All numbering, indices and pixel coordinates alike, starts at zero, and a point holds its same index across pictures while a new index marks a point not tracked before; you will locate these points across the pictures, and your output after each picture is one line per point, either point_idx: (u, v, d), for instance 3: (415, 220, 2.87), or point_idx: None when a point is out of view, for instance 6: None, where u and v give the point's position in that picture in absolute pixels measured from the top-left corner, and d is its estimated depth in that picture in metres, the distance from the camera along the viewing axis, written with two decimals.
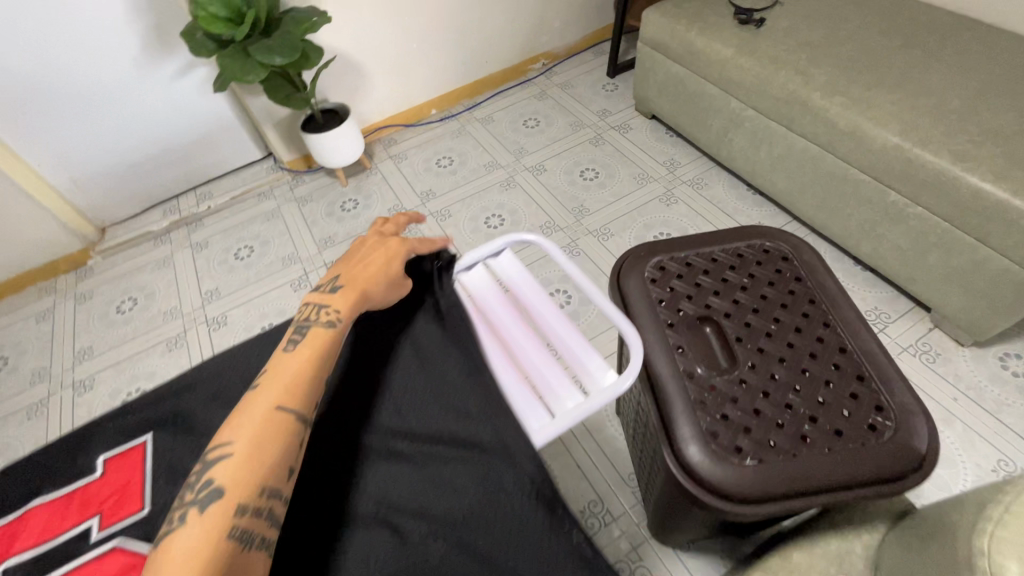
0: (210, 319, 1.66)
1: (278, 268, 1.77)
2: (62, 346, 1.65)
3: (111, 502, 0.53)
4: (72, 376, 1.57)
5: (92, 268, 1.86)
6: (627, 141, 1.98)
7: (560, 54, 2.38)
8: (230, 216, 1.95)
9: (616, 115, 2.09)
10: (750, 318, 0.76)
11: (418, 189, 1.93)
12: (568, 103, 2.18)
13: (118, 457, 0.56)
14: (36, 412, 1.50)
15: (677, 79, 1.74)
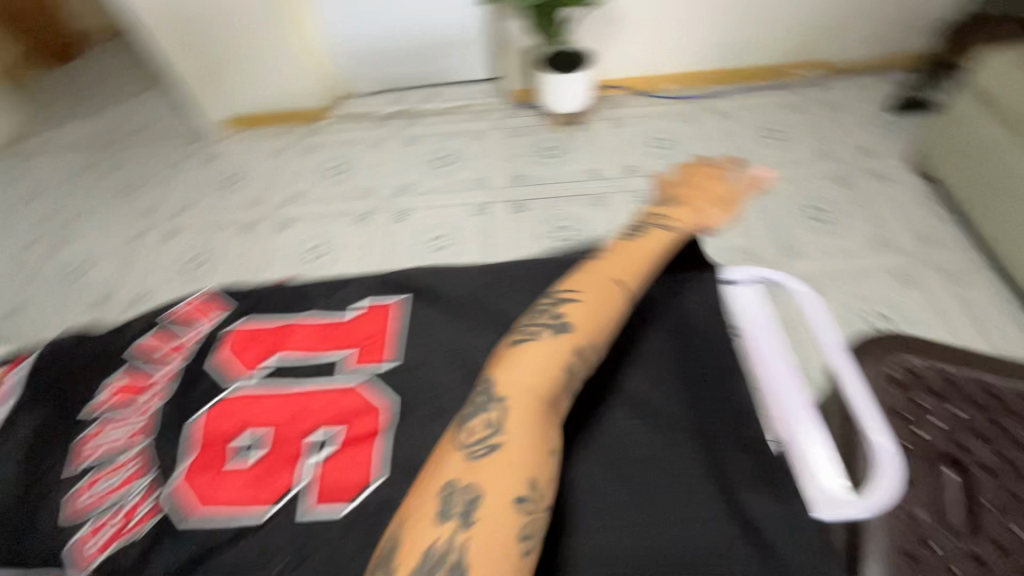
0: (395, 210, 1.78)
1: (462, 188, 1.82)
2: (282, 184, 1.90)
3: (365, 354, 0.72)
4: (280, 212, 1.81)
5: (324, 127, 2.09)
6: (878, 197, 1.65)
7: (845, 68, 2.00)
8: (444, 124, 2.05)
9: (883, 162, 1.73)
10: (1016, 488, 0.59)
11: (623, 163, 1.83)
12: (831, 123, 1.85)
13: (378, 307, 0.77)
14: (248, 230, 1.77)
15: (990, 146, 1.38)
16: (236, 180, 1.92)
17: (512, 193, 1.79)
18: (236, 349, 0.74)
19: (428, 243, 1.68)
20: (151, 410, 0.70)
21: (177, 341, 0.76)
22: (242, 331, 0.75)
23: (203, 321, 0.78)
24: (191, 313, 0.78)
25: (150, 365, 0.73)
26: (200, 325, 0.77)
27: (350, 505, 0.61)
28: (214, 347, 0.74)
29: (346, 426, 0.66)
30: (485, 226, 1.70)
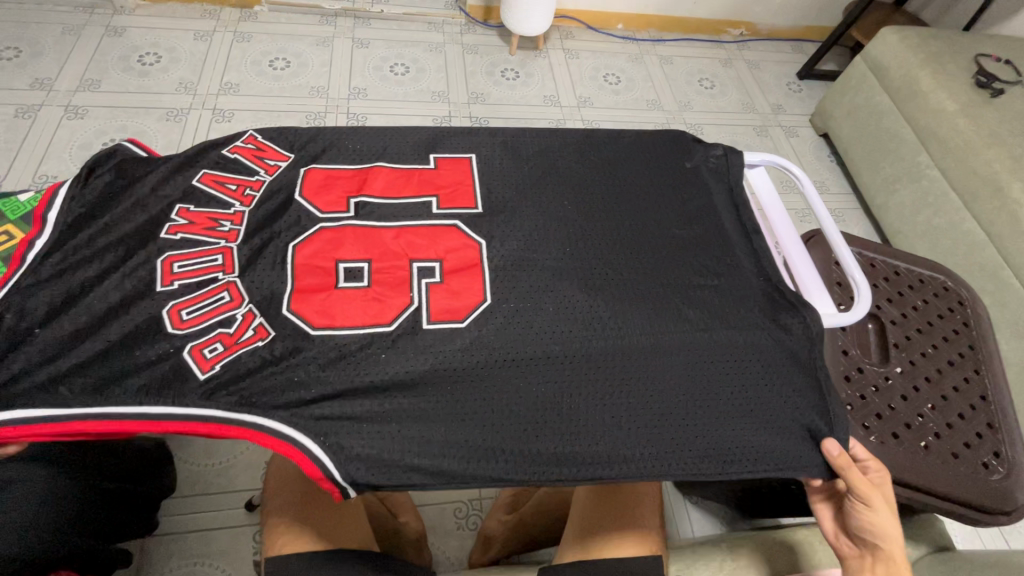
0: (217, 110, 1.51)
1: (301, 94, 1.58)
2: (74, 65, 1.52)
3: (446, 192, 0.67)
4: (69, 99, 1.46)
5: (133, 9, 1.68)
6: (706, 123, 1.78)
7: (761, 31, 2.09)
8: (285, 24, 1.75)
9: (713, 100, 1.86)
10: (912, 334, 0.76)
11: (470, 87, 1.70)
12: (665, 72, 1.90)
13: (450, 161, 0.70)
14: (27, 115, 1.41)
15: (746, 110, 1.85)
16: (10, 55, 1.51)
17: (351, 105, 1.59)
18: (309, 191, 0.65)
19: None
20: (229, 248, 0.60)
21: (229, 181, 0.65)
22: (318, 172, 0.66)
23: (265, 169, 0.67)
24: (252, 155, 0.67)
25: (227, 204, 0.63)
26: (264, 172, 0.66)
27: (468, 320, 0.58)
28: (296, 186, 0.64)
29: (443, 258, 0.62)
30: None
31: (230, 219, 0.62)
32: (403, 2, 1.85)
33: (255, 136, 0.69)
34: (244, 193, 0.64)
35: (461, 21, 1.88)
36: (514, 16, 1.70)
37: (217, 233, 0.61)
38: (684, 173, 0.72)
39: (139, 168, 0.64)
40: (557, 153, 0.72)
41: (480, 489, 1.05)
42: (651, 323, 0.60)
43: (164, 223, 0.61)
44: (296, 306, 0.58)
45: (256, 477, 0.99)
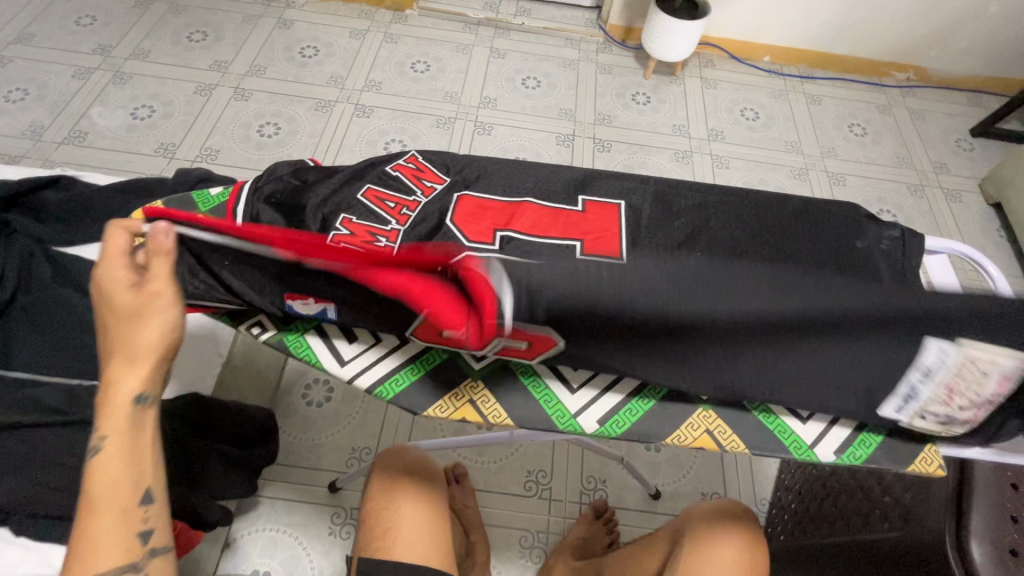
0: (360, 105, 1.61)
1: (436, 98, 1.65)
2: (248, 52, 1.70)
3: (596, 237, 0.62)
4: (239, 82, 1.63)
5: (303, 4, 1.85)
6: (851, 174, 1.62)
7: (932, 77, 1.86)
8: (431, 29, 1.83)
9: (863, 148, 1.68)
10: None
11: (598, 108, 1.68)
12: (811, 112, 1.76)
13: (598, 206, 0.66)
14: (204, 92, 1.59)
15: (902, 164, 1.66)
16: (199, 38, 1.71)
17: (480, 114, 1.62)
18: (459, 219, 0.63)
19: (381, 147, 1.53)
20: None
21: (388, 198, 0.65)
22: (470, 201, 0.65)
23: (422, 191, 0.67)
24: (411, 175, 0.68)
25: (384, 220, 0.62)
26: (421, 193, 0.67)
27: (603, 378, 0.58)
28: (448, 212, 0.63)
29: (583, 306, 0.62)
30: (446, 143, 1.55)
31: (386, 235, 0.61)
32: (543, 17, 1.87)
33: (416, 157, 0.72)
34: (400, 211, 0.64)
35: (599, 39, 1.86)
36: (656, 41, 1.66)
37: (371, 246, 0.58)
38: (856, 252, 0.63)
39: (314, 173, 0.66)
40: (711, 209, 0.66)
41: (550, 522, 1.02)
42: (801, 416, 0.57)
43: (329, 231, 0.60)
44: (423, 333, 0.56)
45: (344, 460, 1.04)
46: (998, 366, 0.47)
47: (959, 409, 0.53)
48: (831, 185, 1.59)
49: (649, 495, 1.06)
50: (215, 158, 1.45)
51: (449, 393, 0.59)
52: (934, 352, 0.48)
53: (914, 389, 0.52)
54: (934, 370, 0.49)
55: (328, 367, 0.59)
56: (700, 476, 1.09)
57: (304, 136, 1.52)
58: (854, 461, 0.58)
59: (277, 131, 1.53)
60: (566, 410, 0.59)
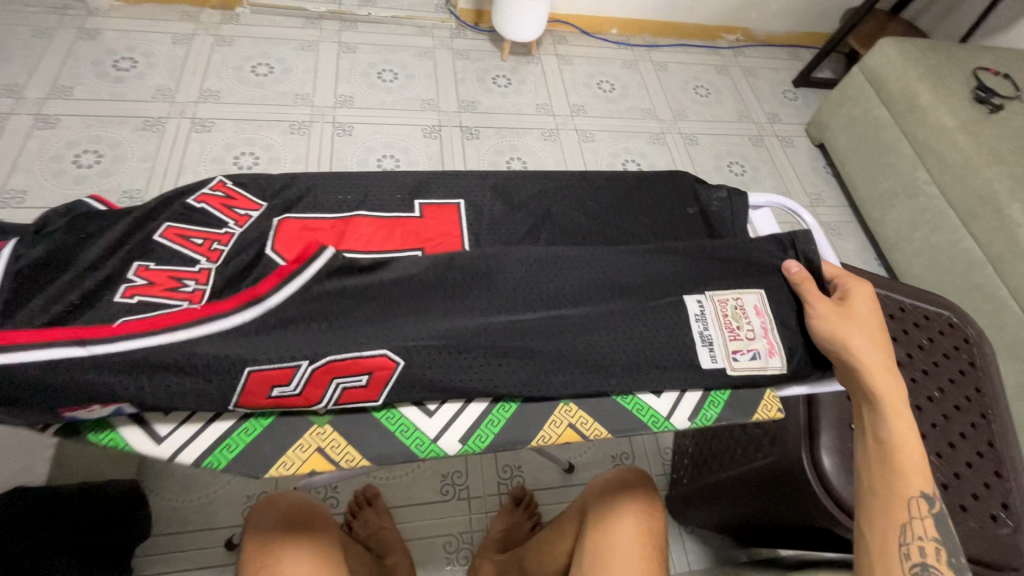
0: (197, 119, 1.45)
1: (285, 102, 1.53)
2: (44, 71, 1.45)
3: (436, 243, 0.62)
4: (39, 107, 1.39)
5: (107, 10, 1.61)
6: (702, 133, 1.75)
7: (756, 36, 2.06)
8: (268, 27, 1.68)
9: (709, 108, 1.83)
10: (918, 375, 0.74)
11: (461, 95, 1.66)
12: (660, 79, 1.87)
13: (435, 209, 0.65)
14: None
15: (742, 118, 1.82)
16: None
17: (338, 114, 1.53)
18: (283, 242, 0.59)
19: (230, 162, 1.39)
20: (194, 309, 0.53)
21: (193, 235, 0.59)
22: (292, 222, 0.61)
23: (235, 220, 0.61)
24: (219, 204, 0.62)
25: (191, 260, 0.56)
26: (233, 223, 0.61)
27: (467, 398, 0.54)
28: (265, 239, 0.59)
29: None
30: (304, 149, 1.44)
31: (195, 277, 0.55)
32: (391, 5, 1.80)
33: (223, 182, 0.64)
34: (211, 247, 0.58)
35: (452, 24, 1.82)
36: (507, 22, 1.66)
37: (181, 294, 0.54)
38: (682, 221, 0.68)
39: (95, 218, 0.57)
40: (553, 198, 0.68)
41: (471, 521, 1.02)
42: (654, 373, 0.57)
43: (121, 284, 0.54)
44: (245, 400, 0.49)
45: (237, 514, 0.95)
46: (734, 297, 0.62)
47: (759, 352, 0.60)
48: (686, 145, 1.71)
49: (563, 471, 1.09)
50: (22, 201, 1.23)
51: (290, 448, 0.51)
52: (693, 300, 0.60)
53: (708, 339, 0.59)
54: (705, 317, 0.60)
55: (141, 451, 0.49)
56: (606, 441, 1.13)
57: (134, 161, 1.34)
58: (709, 422, 0.57)
59: (98, 159, 1.33)
60: (423, 436, 0.53)
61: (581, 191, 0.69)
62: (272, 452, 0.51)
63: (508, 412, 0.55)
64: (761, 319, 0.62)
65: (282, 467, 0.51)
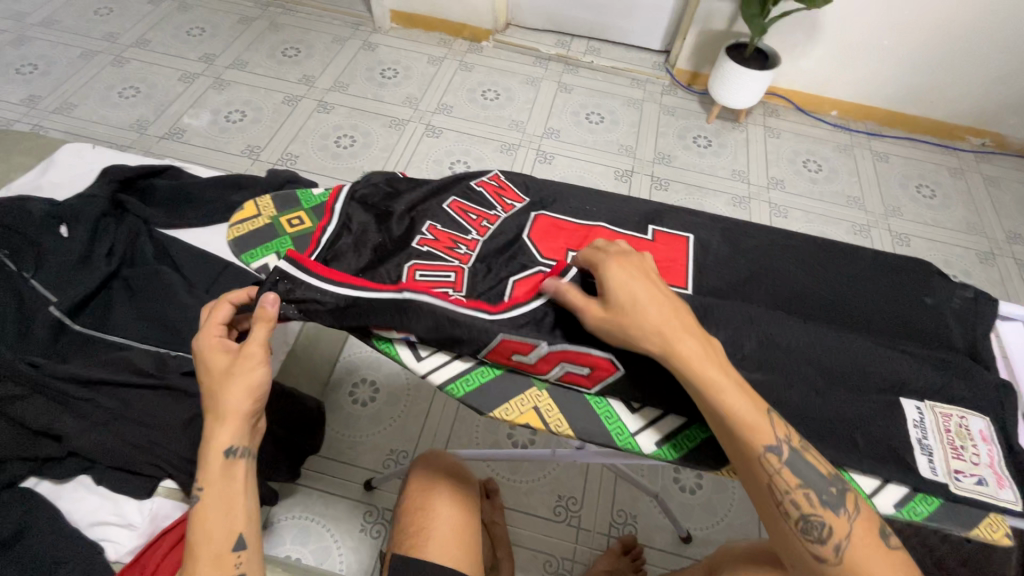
0: (430, 126, 1.70)
1: (502, 125, 1.72)
2: (334, 69, 1.83)
3: (661, 265, 0.66)
4: (323, 96, 1.75)
5: (388, 30, 1.98)
6: (916, 236, 1.58)
7: (1010, 145, 1.81)
8: (503, 60, 1.93)
9: (930, 211, 1.64)
10: None
11: (658, 147, 1.71)
12: (877, 170, 1.73)
13: (666, 237, 0.69)
14: (291, 103, 1.72)
15: (971, 229, 1.61)
16: (292, 53, 1.86)
17: (543, 144, 1.68)
18: (535, 235, 0.69)
19: (446, 166, 1.60)
20: (461, 268, 0.64)
21: (471, 211, 0.70)
22: (545, 220, 0.71)
23: (501, 206, 0.72)
24: (494, 191, 0.73)
25: (466, 230, 0.68)
26: (500, 209, 0.72)
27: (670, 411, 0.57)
28: (524, 229, 0.69)
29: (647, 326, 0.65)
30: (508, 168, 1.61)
31: (466, 244, 0.67)
32: (612, 57, 1.94)
33: (497, 175, 0.76)
34: (481, 225, 0.70)
35: (665, 81, 1.91)
36: (722, 87, 1.69)
37: (453, 253, 0.65)
38: (921, 312, 0.63)
39: (408, 183, 0.72)
40: (781, 253, 0.67)
41: (576, 551, 1.02)
42: (866, 454, 0.54)
43: (416, 234, 0.67)
44: (492, 354, 0.58)
45: (380, 461, 1.07)
46: (960, 416, 0.57)
47: (985, 479, 0.53)
48: (894, 244, 1.55)
49: (679, 538, 1.04)
50: (294, 163, 1.56)
51: (512, 398, 0.58)
52: (911, 405, 0.57)
53: (926, 447, 0.54)
54: (924, 425, 0.56)
55: (405, 360, 0.59)
56: (734, 525, 1.05)
57: (376, 150, 1.62)
58: (916, 518, 0.52)
59: (352, 143, 1.63)
60: (624, 427, 0.57)
61: (811, 252, 0.68)
62: (494, 395, 0.59)
63: (699, 437, 0.57)
64: (988, 448, 0.55)
65: (503, 410, 0.58)
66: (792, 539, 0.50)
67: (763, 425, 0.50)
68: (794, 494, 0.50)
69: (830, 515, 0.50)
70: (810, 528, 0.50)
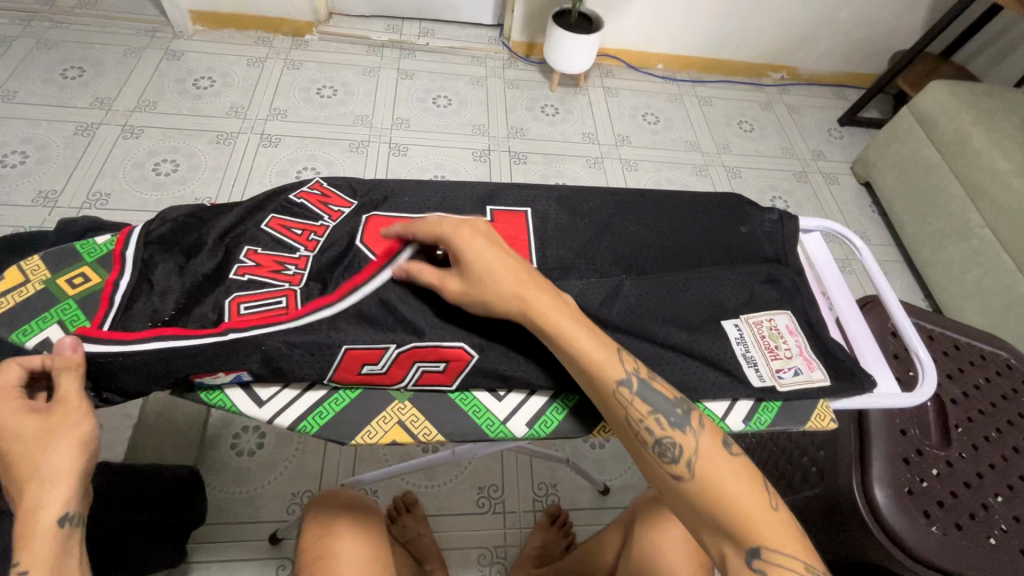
0: (265, 135, 1.55)
1: (346, 122, 1.62)
2: (134, 87, 1.58)
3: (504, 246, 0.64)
4: (127, 119, 1.51)
5: (192, 34, 1.75)
6: (745, 167, 1.77)
7: (803, 75, 2.08)
8: (334, 52, 1.80)
9: (752, 143, 1.85)
10: (974, 415, 0.72)
11: (509, 122, 1.73)
12: (704, 113, 1.90)
13: (505, 217, 0.67)
14: (86, 133, 1.46)
15: (786, 154, 1.84)
16: (75, 75, 1.58)
17: (394, 135, 1.61)
18: (367, 239, 0.64)
19: (293, 176, 1.47)
20: (292, 292, 0.58)
21: (294, 227, 0.64)
22: (376, 221, 0.66)
23: (329, 215, 0.67)
24: (316, 200, 0.67)
25: (291, 249, 0.63)
26: (328, 218, 0.66)
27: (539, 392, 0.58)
28: (353, 235, 0.64)
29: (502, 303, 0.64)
30: (361, 166, 1.52)
31: (296, 264, 0.61)
32: (447, 36, 1.90)
33: (320, 182, 0.69)
34: (309, 238, 0.64)
35: (504, 55, 1.91)
36: (556, 54, 1.73)
37: (283, 276, 0.60)
38: (740, 238, 0.69)
39: (211, 210, 0.64)
40: (614, 210, 0.69)
41: (506, 535, 1.03)
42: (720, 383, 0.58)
43: (233, 265, 0.60)
44: (338, 376, 0.54)
45: (283, 509, 0.98)
46: (767, 318, 0.62)
47: (800, 368, 0.59)
48: (729, 178, 1.73)
49: (598, 492, 1.09)
50: (106, 203, 1.34)
51: (373, 418, 0.56)
52: (730, 324, 0.61)
53: (751, 360, 0.59)
54: (744, 339, 0.60)
55: (245, 411, 0.54)
56: None
57: (207, 171, 1.44)
58: (761, 427, 0.57)
59: (175, 168, 1.43)
60: (493, 417, 0.57)
61: (639, 203, 0.71)
62: (354, 421, 0.56)
63: (566, 408, 0.58)
64: (795, 338, 0.62)
65: (364, 436, 0.55)
66: (651, 465, 0.51)
67: (611, 359, 0.52)
68: (646, 423, 0.52)
69: (678, 435, 0.51)
70: (664, 450, 0.51)
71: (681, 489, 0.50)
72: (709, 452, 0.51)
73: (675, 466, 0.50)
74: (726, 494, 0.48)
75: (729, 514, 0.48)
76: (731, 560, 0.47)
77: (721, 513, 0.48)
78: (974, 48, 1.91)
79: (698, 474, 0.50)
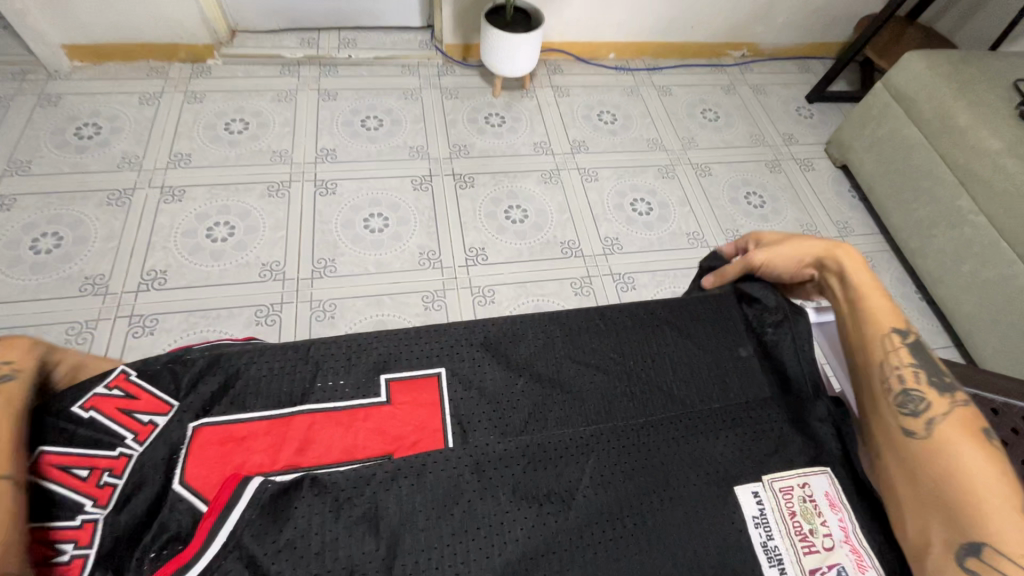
0: (167, 187, 1.33)
1: (262, 160, 1.41)
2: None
3: (410, 443, 0.57)
4: None
5: (70, 72, 1.50)
6: (714, 162, 1.62)
7: (764, 51, 1.94)
8: (242, 77, 1.57)
9: (719, 134, 1.70)
10: None
11: (452, 140, 1.53)
12: (665, 105, 1.74)
13: (407, 386, 0.60)
14: None
15: (757, 142, 1.69)
16: None
17: (319, 171, 1.41)
18: (194, 454, 0.53)
19: (203, 235, 1.26)
20: None
21: (74, 463, 0.48)
22: (217, 431, 0.54)
23: (136, 430, 0.52)
24: (112, 412, 0.52)
25: (76, 507, 0.46)
26: (132, 438, 0.52)
27: None
28: (181, 461, 0.52)
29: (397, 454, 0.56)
30: (284, 214, 1.32)
31: (76, 538, 0.45)
32: (372, 45, 1.68)
33: (127, 374, 0.54)
34: (102, 481, 0.48)
35: (438, 61, 1.71)
36: (495, 58, 1.53)
37: (56, 566, 0.43)
38: (735, 368, 0.64)
39: None
40: (558, 355, 0.63)
41: None
42: None
43: None
44: None
45: None
46: (800, 484, 0.54)
47: (844, 568, 0.49)
48: (698, 177, 1.58)
49: None
50: None
51: None
52: (750, 494, 0.53)
53: (774, 553, 0.50)
54: (767, 520, 0.52)
55: None
56: None
57: (98, 241, 1.22)
58: None
59: (59, 243, 1.21)
60: None
61: (588, 336, 0.65)
62: None
63: None
64: (838, 515, 0.52)
65: None
66: (891, 415, 0.55)
67: (891, 316, 0.59)
68: (902, 373, 0.56)
69: (930, 395, 0.54)
70: (907, 401, 0.54)
71: (907, 450, 0.52)
72: (960, 425, 0.52)
73: (911, 421, 0.53)
74: (974, 482, 0.47)
75: (947, 485, 0.48)
76: (938, 541, 0.48)
77: (943, 480, 0.49)
78: (941, 7, 1.78)
79: (934, 436, 0.51)
